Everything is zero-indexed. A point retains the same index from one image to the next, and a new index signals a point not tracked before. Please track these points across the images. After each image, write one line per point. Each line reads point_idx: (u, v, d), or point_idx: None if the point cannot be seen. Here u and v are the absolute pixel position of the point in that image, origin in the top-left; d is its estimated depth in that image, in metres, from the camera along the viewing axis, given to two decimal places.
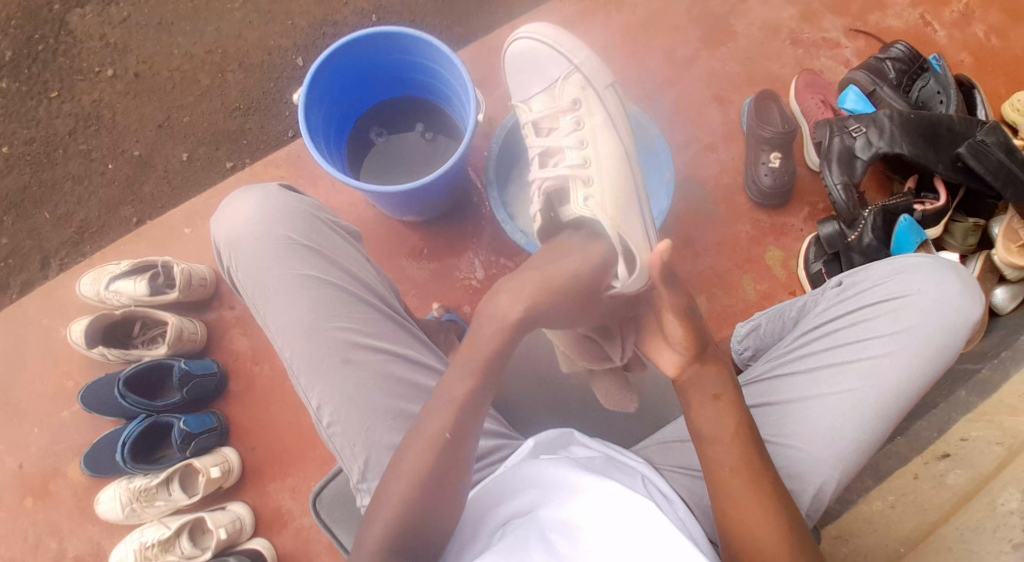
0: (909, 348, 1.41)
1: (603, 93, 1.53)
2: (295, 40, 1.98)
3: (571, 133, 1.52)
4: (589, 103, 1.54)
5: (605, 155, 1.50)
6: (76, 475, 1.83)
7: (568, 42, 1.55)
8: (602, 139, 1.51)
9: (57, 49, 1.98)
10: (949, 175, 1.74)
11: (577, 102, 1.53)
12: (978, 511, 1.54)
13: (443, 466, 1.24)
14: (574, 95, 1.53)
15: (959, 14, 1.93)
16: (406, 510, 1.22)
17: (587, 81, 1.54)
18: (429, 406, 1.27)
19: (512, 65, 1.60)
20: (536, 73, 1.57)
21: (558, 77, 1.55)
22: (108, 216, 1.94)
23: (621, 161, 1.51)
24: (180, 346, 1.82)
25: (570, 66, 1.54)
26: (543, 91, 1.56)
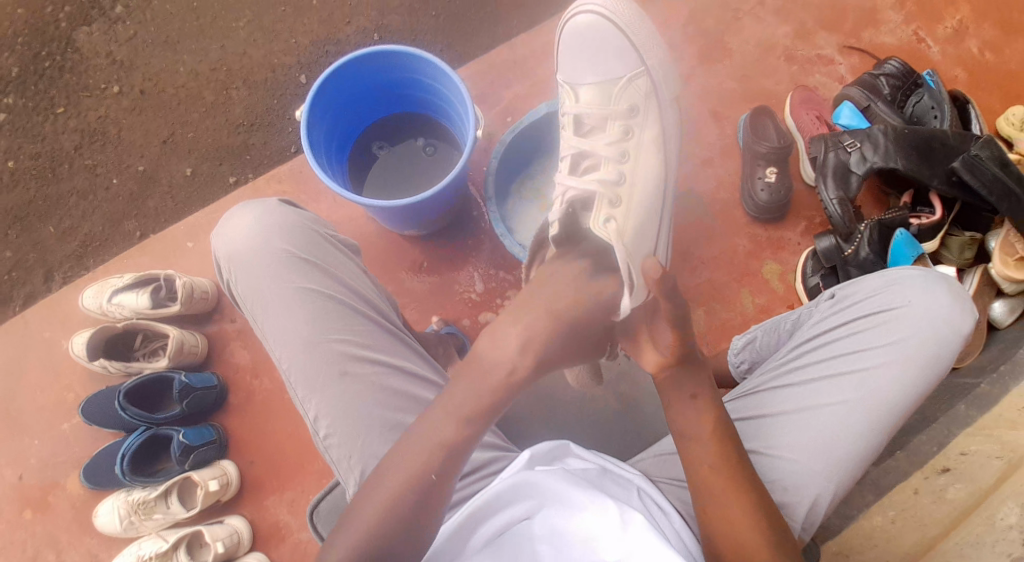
0: (901, 360, 1.41)
1: (664, 108, 1.57)
2: (298, 58, 2.01)
3: (616, 141, 1.53)
4: (645, 115, 1.57)
5: (640, 175, 1.53)
6: (75, 488, 1.83)
7: (644, 40, 1.57)
8: (643, 159, 1.54)
9: (64, 66, 2.02)
10: (944, 190, 1.75)
11: (633, 109, 1.56)
12: (978, 525, 1.54)
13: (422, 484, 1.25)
14: (632, 100, 1.56)
15: (953, 31, 1.95)
16: (380, 524, 1.23)
17: (651, 88, 1.57)
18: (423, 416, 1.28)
19: (575, 41, 1.59)
20: (601, 59, 1.58)
21: (621, 75, 1.57)
22: (113, 229, 1.96)
23: (653, 187, 1.53)
24: (181, 358, 1.83)
25: (640, 69, 1.57)
26: (601, 85, 1.58)
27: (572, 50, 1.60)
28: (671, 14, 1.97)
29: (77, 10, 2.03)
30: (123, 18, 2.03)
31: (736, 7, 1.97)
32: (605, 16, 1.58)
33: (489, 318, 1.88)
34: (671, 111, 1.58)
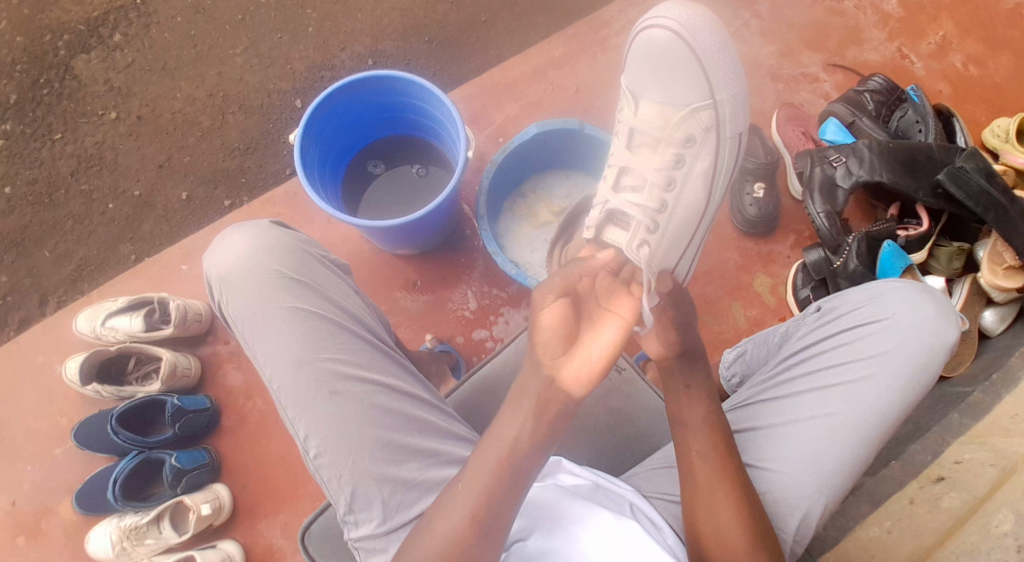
0: (888, 371, 1.42)
1: (723, 144, 1.48)
2: (293, 83, 2.04)
3: (667, 168, 1.46)
4: (703, 145, 1.48)
5: (682, 206, 1.47)
6: (67, 513, 1.81)
7: (721, 74, 1.46)
8: (692, 188, 1.47)
9: (61, 93, 2.04)
10: (930, 202, 1.77)
11: (690, 140, 1.47)
12: (973, 533, 1.51)
13: (493, 515, 1.24)
14: (691, 131, 1.47)
15: (936, 46, 1.99)
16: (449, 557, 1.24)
17: (714, 122, 1.48)
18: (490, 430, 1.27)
19: (646, 54, 1.48)
20: (672, 76, 1.47)
21: (687, 103, 1.47)
22: (108, 253, 1.97)
23: (695, 217, 1.48)
24: (174, 381, 1.83)
25: (707, 101, 1.47)
26: (661, 107, 1.48)
27: (641, 59, 1.49)
28: None
29: (76, 38, 2.06)
30: (121, 46, 2.07)
31: (721, 28, 2.01)
32: (681, 34, 1.45)
33: (482, 336, 1.88)
34: (731, 147, 1.49)
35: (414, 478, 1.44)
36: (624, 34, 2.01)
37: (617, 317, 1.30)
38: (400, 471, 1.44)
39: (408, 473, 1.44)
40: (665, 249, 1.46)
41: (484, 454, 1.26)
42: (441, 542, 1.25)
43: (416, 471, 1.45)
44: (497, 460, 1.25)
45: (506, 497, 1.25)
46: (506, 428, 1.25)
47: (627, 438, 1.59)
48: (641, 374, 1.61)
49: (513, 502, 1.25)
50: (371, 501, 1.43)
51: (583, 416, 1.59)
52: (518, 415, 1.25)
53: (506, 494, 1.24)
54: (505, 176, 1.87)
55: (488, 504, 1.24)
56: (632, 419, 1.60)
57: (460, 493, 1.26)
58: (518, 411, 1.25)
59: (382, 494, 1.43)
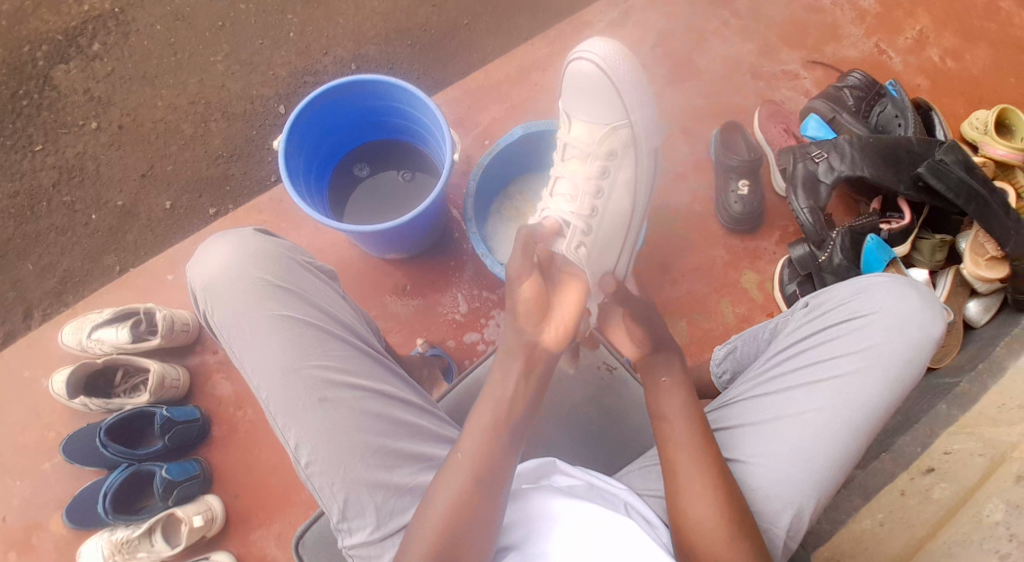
0: (875, 365, 1.44)
1: (642, 158, 1.61)
2: (276, 89, 2.03)
3: (594, 178, 1.59)
4: (624, 158, 1.60)
5: (610, 212, 1.59)
6: (58, 528, 1.79)
7: (636, 95, 1.58)
8: (616, 196, 1.60)
9: (40, 104, 2.02)
10: (912, 195, 1.80)
11: (613, 153, 1.60)
12: (965, 523, 1.55)
13: (490, 474, 1.29)
14: (614, 146, 1.59)
15: (913, 41, 2.02)
16: (452, 519, 1.27)
17: (633, 139, 1.60)
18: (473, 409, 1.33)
19: (572, 82, 1.61)
20: (594, 99, 1.59)
21: (608, 123, 1.59)
22: (92, 265, 1.96)
23: (621, 222, 1.61)
24: (162, 393, 1.81)
25: (625, 120, 1.59)
26: (586, 126, 1.60)
27: (568, 87, 1.62)
28: (640, 36, 2.01)
29: (54, 49, 2.04)
30: (100, 55, 2.04)
31: (701, 27, 2.02)
32: (601, 66, 1.58)
33: (474, 339, 1.88)
34: (650, 160, 1.62)
35: (407, 483, 1.44)
36: (606, 34, 2.01)
37: (577, 285, 1.40)
38: (392, 477, 1.44)
39: (400, 479, 1.44)
40: (599, 251, 1.59)
41: (475, 415, 1.32)
42: (441, 508, 1.28)
43: (409, 476, 1.44)
44: (487, 419, 1.31)
45: (502, 455, 1.30)
46: (497, 391, 1.32)
47: (621, 437, 1.60)
48: (632, 373, 1.62)
49: (509, 455, 1.31)
50: (364, 508, 1.42)
51: (576, 417, 1.60)
52: (509, 375, 1.32)
53: (497, 448, 1.30)
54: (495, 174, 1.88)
55: (483, 463, 1.29)
56: (625, 418, 1.60)
57: (456, 458, 1.30)
58: (507, 375, 1.33)
59: (376, 500, 1.42)
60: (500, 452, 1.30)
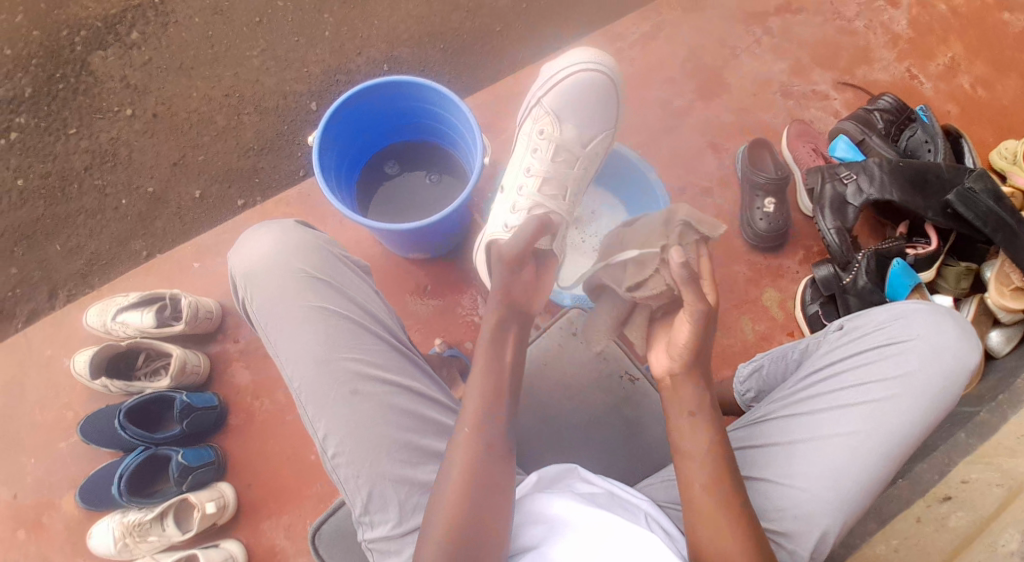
0: (906, 391, 1.44)
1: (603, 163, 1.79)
2: (309, 86, 2.05)
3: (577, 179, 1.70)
4: (595, 162, 1.76)
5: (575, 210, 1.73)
6: (70, 507, 1.81)
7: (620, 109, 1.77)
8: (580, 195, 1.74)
9: (78, 88, 2.05)
10: (940, 221, 1.79)
11: (592, 158, 1.74)
12: (981, 552, 1.55)
13: (493, 441, 1.33)
14: (596, 152, 1.74)
15: (945, 67, 2.02)
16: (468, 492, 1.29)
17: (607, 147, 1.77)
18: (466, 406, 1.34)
19: (574, 89, 1.71)
20: (593, 106, 1.72)
21: (595, 130, 1.73)
22: (119, 249, 1.99)
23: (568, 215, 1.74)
24: (182, 379, 1.83)
25: (610, 130, 1.76)
26: (577, 132, 1.72)
27: (566, 93, 1.71)
28: (671, 50, 2.02)
29: (93, 35, 2.07)
30: (138, 44, 2.08)
31: (733, 45, 2.03)
32: (608, 77, 1.72)
33: None
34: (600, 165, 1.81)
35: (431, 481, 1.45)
36: (638, 46, 2.02)
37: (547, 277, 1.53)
38: (417, 473, 1.45)
39: (424, 476, 1.46)
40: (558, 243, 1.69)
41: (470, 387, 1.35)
42: (455, 481, 1.30)
43: (433, 474, 1.46)
44: (478, 391, 1.34)
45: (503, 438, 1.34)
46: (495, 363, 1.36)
47: (635, 447, 1.60)
48: (652, 384, 1.64)
49: (500, 426, 1.34)
50: (387, 502, 1.43)
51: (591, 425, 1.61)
52: (505, 345, 1.38)
53: (493, 419, 1.34)
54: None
55: (484, 434, 1.32)
56: (642, 429, 1.62)
57: (461, 435, 1.33)
58: (502, 351, 1.38)
59: (399, 496, 1.43)
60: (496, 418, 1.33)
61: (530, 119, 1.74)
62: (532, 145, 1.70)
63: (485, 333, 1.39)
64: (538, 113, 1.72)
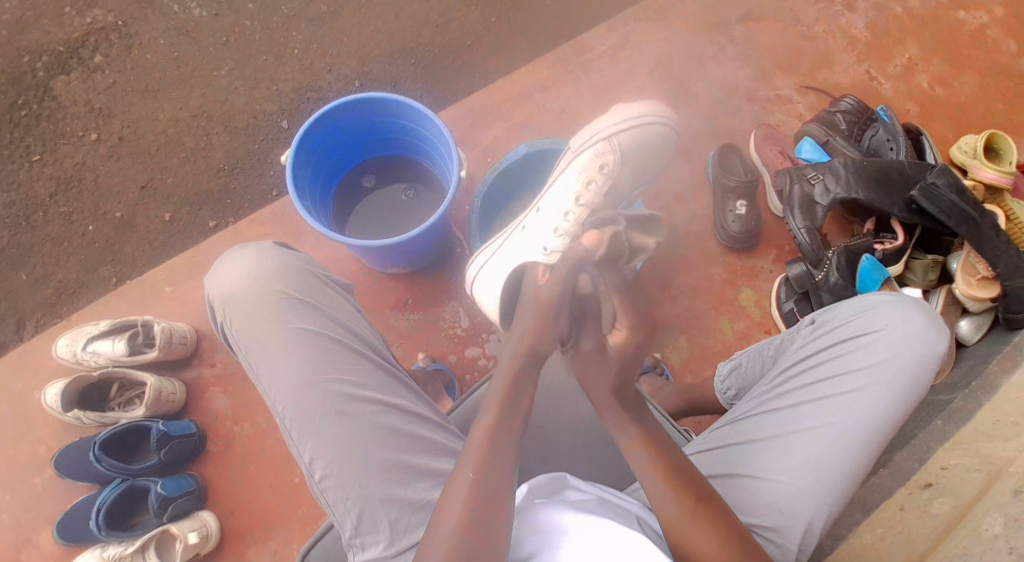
0: (883, 382, 1.47)
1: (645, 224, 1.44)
2: (278, 104, 2.04)
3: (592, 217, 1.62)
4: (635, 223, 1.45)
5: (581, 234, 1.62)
6: (48, 545, 1.75)
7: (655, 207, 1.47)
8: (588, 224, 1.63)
9: (41, 114, 2.02)
10: (905, 217, 1.84)
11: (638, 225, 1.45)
12: (966, 536, 1.57)
13: (493, 484, 1.29)
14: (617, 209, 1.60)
15: (903, 68, 2.08)
16: (469, 521, 1.26)
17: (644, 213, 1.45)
18: (462, 454, 1.32)
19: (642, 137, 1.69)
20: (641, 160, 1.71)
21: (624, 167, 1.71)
22: (87, 277, 1.95)
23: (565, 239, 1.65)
24: (158, 407, 1.78)
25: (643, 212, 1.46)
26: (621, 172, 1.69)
27: (640, 139, 1.69)
28: (639, 59, 2.06)
29: (54, 59, 2.04)
30: (101, 67, 2.05)
31: (699, 52, 2.07)
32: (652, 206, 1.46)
33: (475, 353, 1.88)
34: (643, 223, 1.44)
35: (422, 499, 1.44)
36: (606, 56, 2.05)
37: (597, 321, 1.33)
38: (407, 492, 1.43)
39: (415, 494, 1.44)
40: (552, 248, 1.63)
41: (475, 433, 1.33)
42: (460, 512, 1.27)
43: (424, 491, 1.44)
44: (486, 430, 1.32)
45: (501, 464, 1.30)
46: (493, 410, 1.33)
47: None
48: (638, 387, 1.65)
49: (509, 473, 1.31)
50: (378, 523, 1.41)
51: (581, 429, 1.61)
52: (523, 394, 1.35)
53: (500, 457, 1.31)
54: (500, 190, 1.91)
55: (487, 475, 1.29)
56: None
57: (463, 478, 1.30)
58: (519, 400, 1.34)
59: (389, 515, 1.42)
60: (498, 462, 1.30)
61: (593, 147, 1.68)
62: (587, 177, 1.67)
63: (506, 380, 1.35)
64: (605, 147, 1.68)
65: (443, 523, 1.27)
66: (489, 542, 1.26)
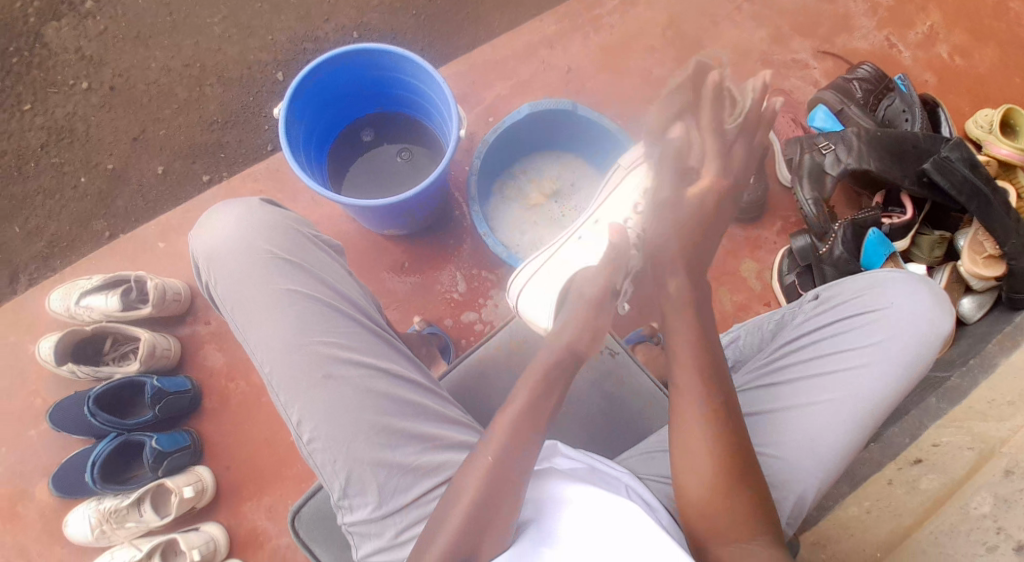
0: (881, 360, 1.45)
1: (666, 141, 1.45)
2: (274, 55, 1.98)
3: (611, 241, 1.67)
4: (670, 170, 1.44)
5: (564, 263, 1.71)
6: (44, 495, 1.77)
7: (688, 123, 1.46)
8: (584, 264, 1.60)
9: (31, 62, 1.97)
10: (915, 191, 1.80)
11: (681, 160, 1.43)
12: (952, 515, 1.56)
13: (511, 469, 1.30)
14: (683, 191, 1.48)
15: (924, 35, 2.01)
16: (479, 495, 1.28)
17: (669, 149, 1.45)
18: (483, 439, 1.34)
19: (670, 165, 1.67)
20: None
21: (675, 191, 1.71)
22: (80, 230, 1.92)
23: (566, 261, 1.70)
24: (152, 363, 1.78)
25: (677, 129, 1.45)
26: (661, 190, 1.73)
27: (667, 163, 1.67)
28: (649, 17, 1.99)
29: (46, 5, 1.98)
30: (92, 13, 1.98)
31: (713, 12, 2.00)
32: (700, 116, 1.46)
33: (471, 318, 1.87)
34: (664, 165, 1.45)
35: (411, 463, 1.42)
36: (616, 13, 1.99)
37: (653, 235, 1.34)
38: (396, 456, 1.42)
39: (404, 459, 1.43)
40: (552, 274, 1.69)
41: (502, 416, 1.35)
42: (473, 490, 1.29)
43: (412, 456, 1.43)
44: (511, 423, 1.33)
45: (519, 453, 1.31)
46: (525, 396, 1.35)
47: (620, 423, 1.60)
48: (632, 357, 1.62)
49: (527, 458, 1.31)
50: (366, 486, 1.41)
51: (575, 401, 1.61)
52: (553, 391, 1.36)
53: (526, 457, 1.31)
54: (505, 152, 1.88)
55: (509, 461, 1.30)
56: (624, 404, 1.61)
57: (483, 460, 1.31)
58: (549, 395, 1.36)
59: (377, 478, 1.41)
60: (525, 453, 1.31)
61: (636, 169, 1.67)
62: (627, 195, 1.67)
63: (543, 368, 1.38)
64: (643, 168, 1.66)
65: (461, 498, 1.29)
66: (496, 522, 1.27)
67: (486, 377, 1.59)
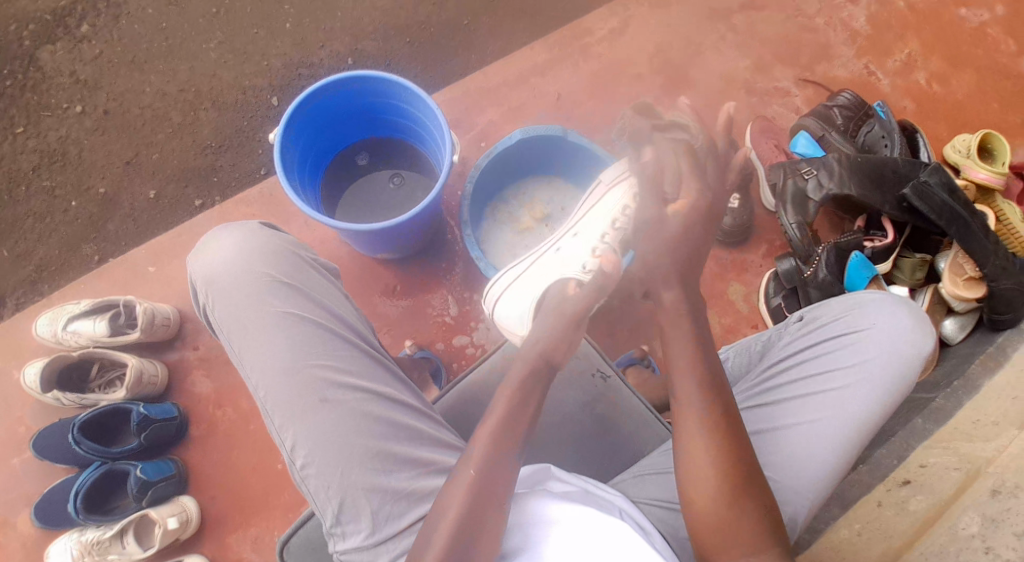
0: (868, 380, 1.47)
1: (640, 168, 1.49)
2: (269, 80, 1.99)
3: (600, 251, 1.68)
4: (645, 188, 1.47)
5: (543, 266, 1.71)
6: (27, 525, 1.74)
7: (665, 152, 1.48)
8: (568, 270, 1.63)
9: (25, 84, 1.96)
10: (896, 215, 1.84)
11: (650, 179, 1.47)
12: (941, 535, 1.55)
13: (490, 486, 1.29)
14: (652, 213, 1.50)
15: (902, 64, 2.07)
16: (461, 516, 1.27)
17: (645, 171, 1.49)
18: (464, 456, 1.33)
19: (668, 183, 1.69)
20: None
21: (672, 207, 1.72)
22: (69, 253, 1.91)
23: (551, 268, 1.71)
24: (140, 390, 1.76)
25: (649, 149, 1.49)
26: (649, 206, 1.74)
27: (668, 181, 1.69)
28: (637, 46, 2.04)
29: (41, 28, 1.99)
30: (88, 37, 1.99)
31: (698, 41, 2.05)
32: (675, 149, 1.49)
33: (463, 342, 1.87)
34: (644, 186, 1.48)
35: (405, 488, 1.41)
36: (606, 42, 2.03)
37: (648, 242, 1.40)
38: (390, 481, 1.41)
39: (398, 485, 1.41)
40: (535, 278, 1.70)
41: (479, 436, 1.34)
42: (457, 509, 1.28)
43: (406, 481, 1.42)
44: (490, 437, 1.33)
45: (500, 468, 1.30)
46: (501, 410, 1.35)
47: (614, 445, 1.60)
48: (624, 380, 1.63)
49: (507, 471, 1.31)
50: (360, 512, 1.40)
51: (570, 423, 1.61)
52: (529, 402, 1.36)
53: (503, 467, 1.30)
54: (495, 178, 1.90)
55: (492, 473, 1.30)
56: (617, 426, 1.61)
57: (466, 476, 1.30)
58: (527, 404, 1.37)
59: (371, 504, 1.40)
60: (505, 463, 1.31)
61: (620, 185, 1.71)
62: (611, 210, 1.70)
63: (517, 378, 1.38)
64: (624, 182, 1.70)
65: (441, 524, 1.27)
66: (484, 542, 1.26)
67: (479, 400, 1.59)
